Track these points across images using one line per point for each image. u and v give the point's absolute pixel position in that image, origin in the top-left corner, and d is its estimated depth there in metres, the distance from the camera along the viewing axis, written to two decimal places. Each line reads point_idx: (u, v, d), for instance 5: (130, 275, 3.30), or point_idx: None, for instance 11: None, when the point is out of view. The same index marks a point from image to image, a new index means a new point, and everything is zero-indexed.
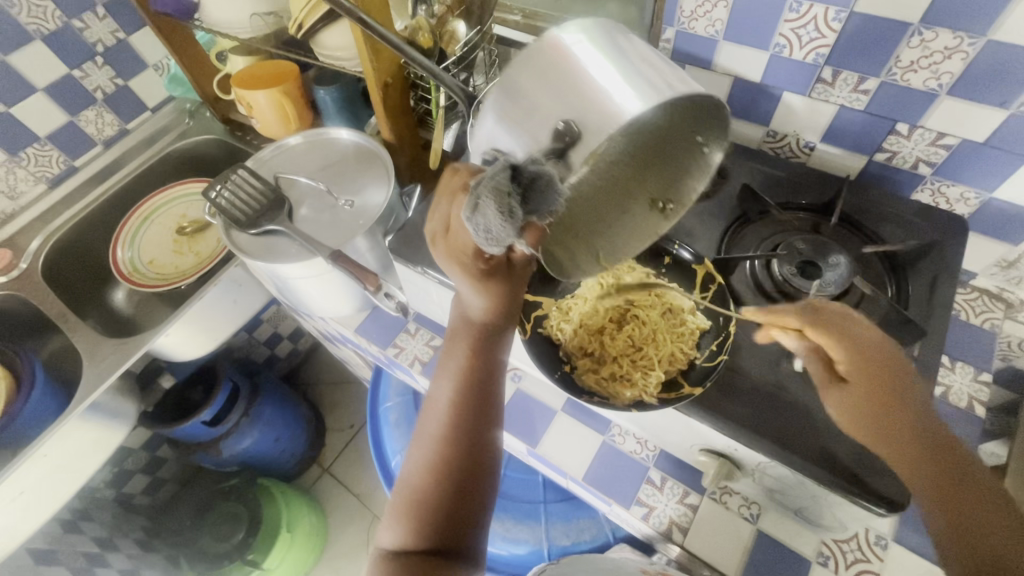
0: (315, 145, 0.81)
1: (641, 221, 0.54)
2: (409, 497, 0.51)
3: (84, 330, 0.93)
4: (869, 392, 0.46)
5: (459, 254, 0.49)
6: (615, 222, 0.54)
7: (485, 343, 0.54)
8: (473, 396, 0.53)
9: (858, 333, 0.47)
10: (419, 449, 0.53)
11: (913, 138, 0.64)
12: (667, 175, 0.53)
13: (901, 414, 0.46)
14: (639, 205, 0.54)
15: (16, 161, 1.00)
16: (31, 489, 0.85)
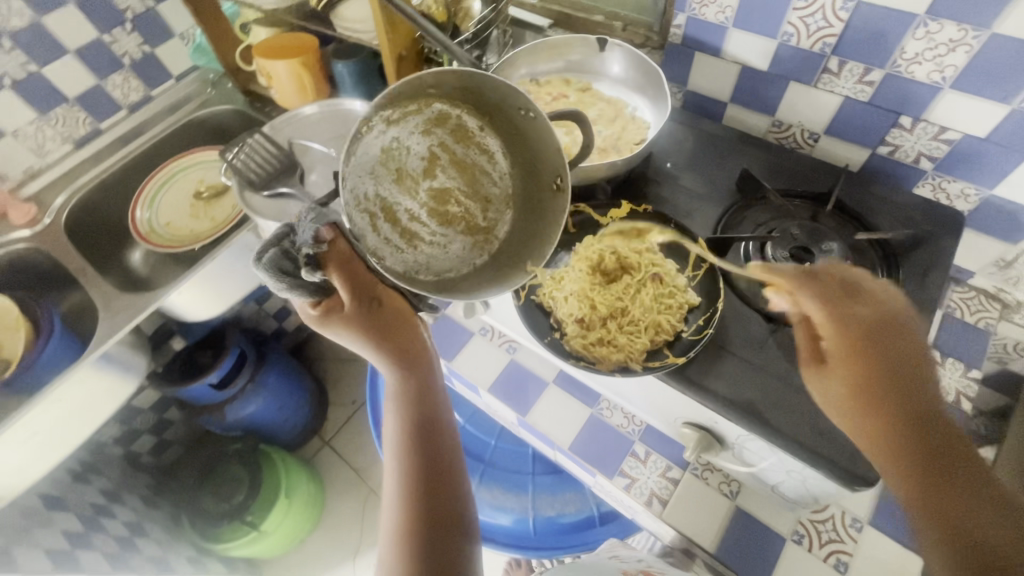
0: (330, 115, 0.84)
1: (555, 210, 0.55)
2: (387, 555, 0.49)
3: (101, 284, 0.96)
4: (851, 371, 0.46)
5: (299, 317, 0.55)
6: (543, 229, 0.56)
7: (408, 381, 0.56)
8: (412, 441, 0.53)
9: (845, 312, 0.48)
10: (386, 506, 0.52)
11: (916, 131, 0.64)
12: (542, 160, 0.55)
13: (882, 389, 0.45)
14: (546, 200, 0.56)
15: (45, 120, 1.03)
16: (45, 430, 0.89)
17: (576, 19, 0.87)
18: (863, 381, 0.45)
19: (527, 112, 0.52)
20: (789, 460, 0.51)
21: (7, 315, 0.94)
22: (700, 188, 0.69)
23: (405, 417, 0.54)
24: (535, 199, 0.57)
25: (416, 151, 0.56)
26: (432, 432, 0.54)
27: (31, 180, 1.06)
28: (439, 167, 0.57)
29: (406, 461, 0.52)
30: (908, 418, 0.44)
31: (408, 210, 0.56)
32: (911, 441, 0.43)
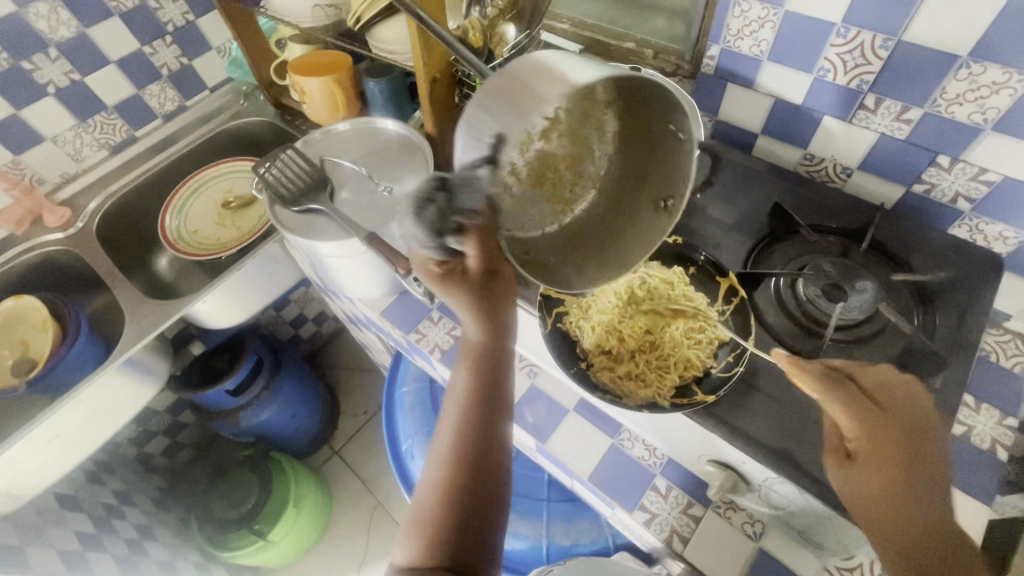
0: (361, 132, 0.85)
1: (649, 225, 0.53)
2: (420, 513, 0.50)
3: (128, 289, 0.98)
4: (880, 474, 0.44)
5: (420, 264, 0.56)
6: (626, 234, 0.54)
7: (489, 362, 0.56)
8: (483, 409, 0.54)
9: (884, 414, 0.45)
10: (431, 463, 0.53)
11: (954, 171, 0.63)
12: (661, 173, 0.51)
13: (908, 492, 0.43)
14: (645, 209, 0.53)
15: (84, 127, 1.06)
16: (67, 432, 0.90)
17: (607, 46, 0.88)
18: (891, 488, 0.43)
19: (676, 129, 0.46)
20: (818, 506, 0.50)
21: (36, 316, 0.96)
22: (730, 218, 0.69)
23: (478, 385, 0.55)
24: (637, 195, 0.54)
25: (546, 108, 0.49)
26: (502, 406, 0.56)
27: (67, 184, 1.09)
28: (558, 132, 0.51)
29: (475, 428, 0.53)
30: (915, 522, 0.43)
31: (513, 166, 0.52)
32: (933, 555, 0.42)
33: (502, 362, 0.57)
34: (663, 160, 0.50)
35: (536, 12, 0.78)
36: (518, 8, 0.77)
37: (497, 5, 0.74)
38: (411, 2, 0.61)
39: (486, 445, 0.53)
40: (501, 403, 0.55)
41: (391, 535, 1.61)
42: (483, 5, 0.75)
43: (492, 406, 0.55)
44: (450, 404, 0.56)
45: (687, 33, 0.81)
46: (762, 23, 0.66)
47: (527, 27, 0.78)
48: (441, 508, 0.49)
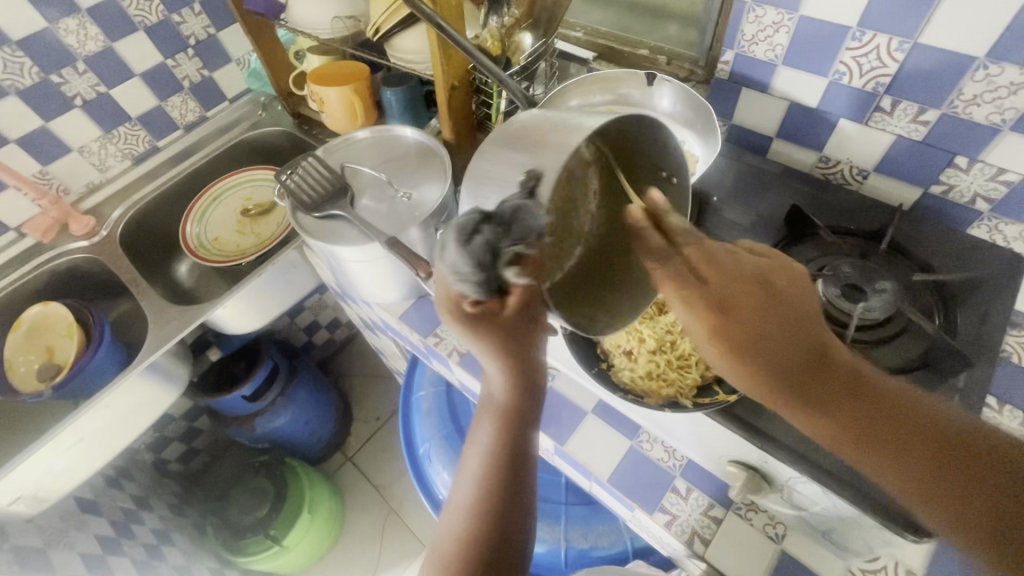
0: (380, 140, 0.87)
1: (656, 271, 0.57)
2: (438, 566, 0.48)
3: (151, 295, 1.00)
4: (729, 320, 0.49)
5: (449, 304, 0.50)
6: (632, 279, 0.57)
7: (512, 419, 0.53)
8: (507, 462, 0.52)
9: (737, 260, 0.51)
10: (448, 518, 0.51)
11: (972, 172, 0.63)
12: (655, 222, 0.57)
13: (766, 326, 0.48)
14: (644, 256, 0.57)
15: (108, 137, 1.09)
16: (91, 435, 0.92)
17: (621, 53, 0.90)
18: (738, 327, 0.49)
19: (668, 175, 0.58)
20: (846, 507, 0.49)
21: (62, 322, 0.98)
22: (746, 222, 0.69)
23: (501, 434, 0.53)
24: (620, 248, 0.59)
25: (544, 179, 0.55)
26: (526, 455, 0.53)
27: (91, 194, 1.12)
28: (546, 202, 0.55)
29: (497, 480, 0.51)
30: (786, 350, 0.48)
31: None
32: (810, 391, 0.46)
33: (528, 418, 0.54)
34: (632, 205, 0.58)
35: (552, 20, 0.77)
36: (535, 16, 0.78)
37: (513, 14, 0.76)
38: (430, 11, 0.63)
39: (509, 499, 0.50)
40: (525, 456, 0.53)
41: (404, 541, 1.62)
42: (500, 15, 0.76)
43: (517, 461, 0.52)
44: (468, 456, 0.54)
45: (700, 38, 0.82)
46: (777, 27, 0.67)
47: (544, 34, 0.78)
48: (463, 563, 0.48)
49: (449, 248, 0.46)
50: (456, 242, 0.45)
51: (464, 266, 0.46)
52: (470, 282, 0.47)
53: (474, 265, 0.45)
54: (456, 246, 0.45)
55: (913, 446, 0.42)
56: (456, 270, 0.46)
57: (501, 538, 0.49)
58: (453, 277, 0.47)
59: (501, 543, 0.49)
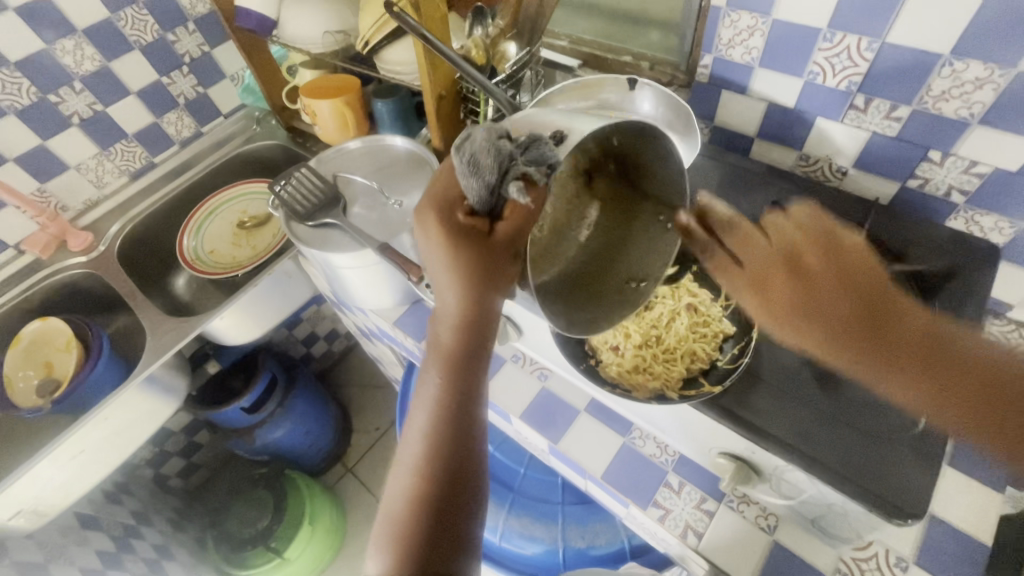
0: (371, 149, 0.89)
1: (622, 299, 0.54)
2: (385, 529, 0.46)
3: (149, 308, 1.01)
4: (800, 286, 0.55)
5: (441, 206, 0.43)
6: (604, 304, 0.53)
7: (460, 367, 0.48)
8: (456, 419, 0.48)
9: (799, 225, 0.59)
10: (397, 477, 0.48)
11: (946, 165, 0.65)
12: (635, 258, 0.56)
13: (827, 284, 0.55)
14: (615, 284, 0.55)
15: (105, 154, 1.11)
16: (91, 449, 0.93)
17: (604, 60, 0.92)
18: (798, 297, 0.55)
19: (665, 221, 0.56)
20: (830, 493, 0.50)
21: (61, 337, 0.99)
22: None
23: (453, 379, 0.48)
24: (607, 272, 0.55)
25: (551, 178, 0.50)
26: (476, 409, 0.49)
27: (89, 211, 1.14)
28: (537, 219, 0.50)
29: (447, 438, 0.48)
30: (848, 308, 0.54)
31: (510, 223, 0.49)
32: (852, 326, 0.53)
33: (480, 366, 0.49)
34: (638, 247, 0.56)
35: (535, 29, 0.79)
36: (518, 26, 0.80)
37: (498, 24, 0.79)
38: (415, 23, 0.65)
39: (456, 450, 0.48)
40: (475, 408, 0.49)
41: None
42: (485, 26, 0.78)
43: (466, 413, 0.49)
44: (417, 404, 0.50)
45: (681, 44, 0.85)
46: (751, 31, 0.69)
47: (528, 43, 0.80)
48: (407, 525, 0.46)
49: (475, 137, 0.41)
50: (486, 134, 0.41)
51: (483, 157, 0.40)
52: (478, 182, 0.40)
53: (491, 158, 0.39)
54: (484, 137, 0.41)
55: (968, 384, 0.47)
56: (471, 161, 0.40)
57: (449, 506, 0.47)
58: (465, 172, 0.40)
59: (449, 510, 0.46)
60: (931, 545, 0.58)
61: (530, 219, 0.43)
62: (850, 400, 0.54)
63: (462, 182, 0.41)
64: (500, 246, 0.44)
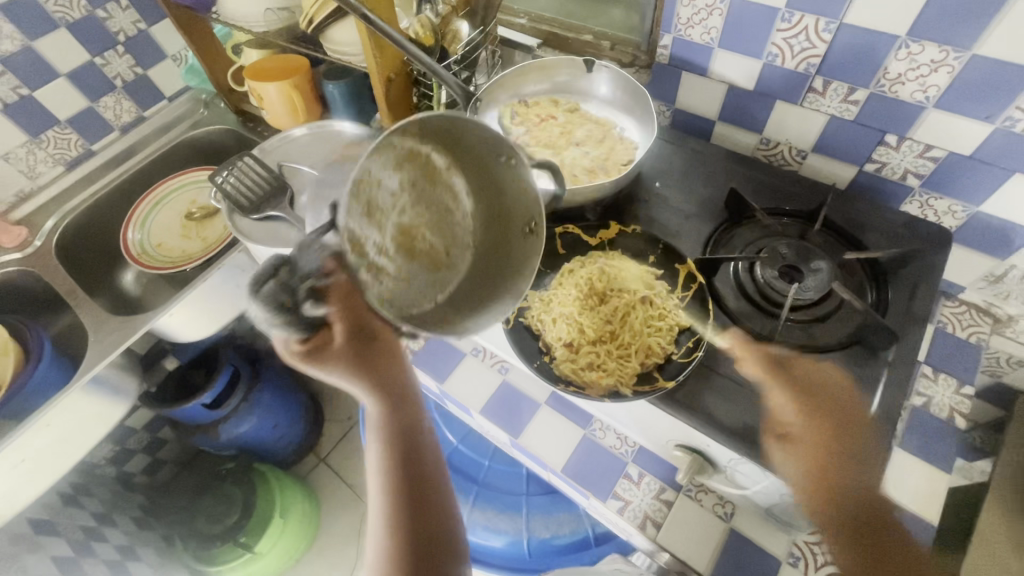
0: (320, 136, 0.84)
1: (528, 249, 0.55)
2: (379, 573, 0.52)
3: (90, 307, 0.96)
4: (814, 454, 0.48)
5: (311, 348, 0.56)
6: (515, 260, 0.55)
7: (381, 394, 0.59)
8: (400, 448, 0.58)
9: (811, 393, 0.51)
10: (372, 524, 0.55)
11: (902, 149, 0.65)
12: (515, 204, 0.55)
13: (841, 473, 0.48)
14: (515, 238, 0.56)
15: (36, 142, 1.03)
16: (34, 457, 0.87)
17: (565, 40, 0.88)
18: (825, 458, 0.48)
19: (506, 158, 0.52)
20: (782, 484, 0.50)
21: None
22: (690, 206, 0.69)
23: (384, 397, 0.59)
24: (505, 232, 0.56)
25: (388, 186, 0.52)
26: (411, 423, 0.60)
27: (23, 203, 1.06)
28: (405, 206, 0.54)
29: (393, 463, 0.57)
30: (852, 490, 0.47)
31: (376, 244, 0.53)
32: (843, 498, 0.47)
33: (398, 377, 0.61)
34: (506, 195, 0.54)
35: (489, 8, 0.76)
36: (471, 4, 0.76)
37: (450, 1, 0.74)
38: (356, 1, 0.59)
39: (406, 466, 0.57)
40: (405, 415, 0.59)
41: None
42: (434, 4, 0.74)
43: (406, 437, 0.59)
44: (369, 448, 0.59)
45: (641, 23, 0.82)
46: (710, 10, 0.67)
47: (481, 24, 0.77)
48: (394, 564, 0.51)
49: (261, 299, 0.48)
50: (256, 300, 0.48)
51: (262, 308, 0.49)
52: (280, 324, 0.51)
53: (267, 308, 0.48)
54: (257, 300, 0.48)
55: None
56: (268, 308, 0.49)
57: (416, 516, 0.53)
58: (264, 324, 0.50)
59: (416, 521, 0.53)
60: None
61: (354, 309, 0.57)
62: None
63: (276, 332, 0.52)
64: (354, 329, 0.59)
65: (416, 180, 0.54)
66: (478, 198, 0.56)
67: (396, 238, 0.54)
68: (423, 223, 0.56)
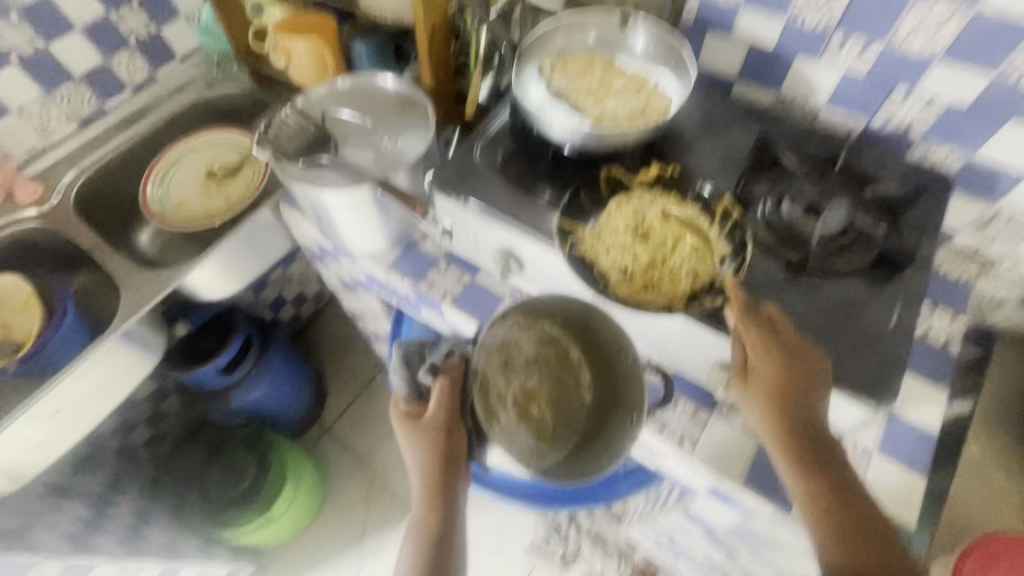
0: (359, 88, 0.85)
1: (620, 432, 0.61)
2: None
3: (119, 262, 0.96)
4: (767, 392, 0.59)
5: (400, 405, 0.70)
6: (613, 440, 0.61)
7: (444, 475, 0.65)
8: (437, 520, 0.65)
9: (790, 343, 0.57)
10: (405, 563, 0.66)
11: (909, 101, 0.72)
12: (625, 388, 0.63)
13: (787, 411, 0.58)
14: (617, 423, 0.61)
15: (50, 98, 1.02)
16: (70, 407, 0.88)
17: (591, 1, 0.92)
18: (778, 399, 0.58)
19: (627, 351, 0.61)
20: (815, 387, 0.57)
21: (19, 295, 0.94)
22: (719, 154, 0.74)
23: (433, 480, 0.65)
24: (613, 417, 0.62)
25: (525, 350, 0.64)
26: (454, 503, 0.66)
27: (36, 160, 1.05)
28: (536, 372, 0.64)
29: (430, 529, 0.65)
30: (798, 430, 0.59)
31: (500, 391, 0.63)
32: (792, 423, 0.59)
33: (455, 471, 0.66)
34: (623, 383, 0.63)
35: None
36: None
37: None
38: None
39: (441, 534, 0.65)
40: (456, 492, 0.66)
41: (391, 504, 1.63)
42: None
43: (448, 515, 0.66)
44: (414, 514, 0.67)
45: None
46: None
47: None
48: None
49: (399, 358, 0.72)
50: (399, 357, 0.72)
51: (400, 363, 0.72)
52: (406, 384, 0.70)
53: (398, 364, 0.71)
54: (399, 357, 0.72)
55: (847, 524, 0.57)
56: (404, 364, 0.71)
57: None
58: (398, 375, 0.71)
59: None
60: (891, 435, 0.68)
61: (448, 398, 0.66)
62: (824, 300, 0.61)
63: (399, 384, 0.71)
64: (432, 419, 0.65)
65: (549, 359, 0.64)
66: (599, 387, 0.64)
67: (519, 396, 0.63)
68: (547, 391, 0.64)
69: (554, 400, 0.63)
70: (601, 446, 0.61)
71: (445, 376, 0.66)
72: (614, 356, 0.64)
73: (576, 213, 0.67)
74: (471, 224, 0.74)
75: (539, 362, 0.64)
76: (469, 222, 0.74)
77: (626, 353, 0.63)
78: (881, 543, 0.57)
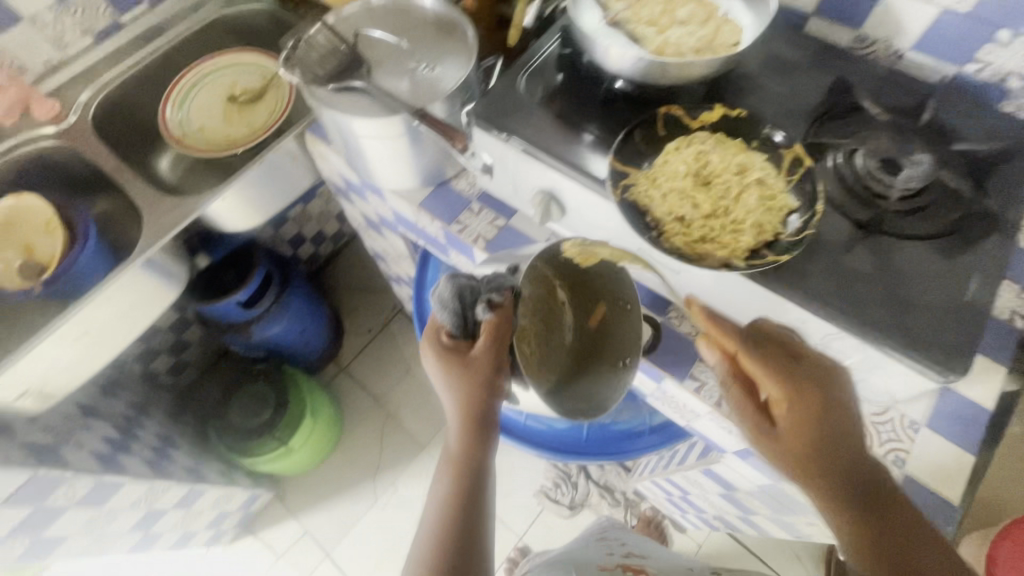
0: (394, 8, 0.78)
1: (607, 371, 0.68)
2: (429, 544, 0.63)
3: (141, 187, 0.93)
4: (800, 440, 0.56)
5: (437, 340, 0.66)
6: (600, 378, 0.68)
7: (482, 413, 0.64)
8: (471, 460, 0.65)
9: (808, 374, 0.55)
10: (435, 501, 0.66)
11: (1012, 47, 0.64)
12: (615, 333, 0.68)
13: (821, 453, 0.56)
14: (603, 364, 0.68)
15: (63, 6, 0.95)
16: (96, 330, 0.88)
17: None
18: (814, 435, 0.56)
19: (625, 302, 0.68)
20: (877, 355, 0.53)
21: (41, 216, 0.92)
22: (788, 99, 0.67)
23: (471, 416, 0.64)
24: (597, 354, 0.69)
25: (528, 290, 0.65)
26: (488, 441, 0.66)
27: (51, 75, 0.99)
28: (531, 311, 0.66)
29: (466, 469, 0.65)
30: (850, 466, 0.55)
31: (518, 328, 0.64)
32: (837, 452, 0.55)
33: (491, 412, 0.65)
34: (609, 324, 0.69)
35: None
36: None
37: None
38: None
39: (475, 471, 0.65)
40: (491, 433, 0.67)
41: (406, 445, 1.66)
42: None
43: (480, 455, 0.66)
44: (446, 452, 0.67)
45: None
46: None
47: None
48: (447, 539, 0.62)
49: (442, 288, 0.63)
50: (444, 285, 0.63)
51: (443, 293, 0.63)
52: (448, 315, 0.63)
53: (444, 295, 0.62)
54: (443, 285, 0.63)
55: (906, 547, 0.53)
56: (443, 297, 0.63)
57: (467, 513, 0.64)
58: (439, 307, 0.64)
59: (464, 519, 0.63)
60: (941, 412, 0.65)
61: (498, 337, 0.61)
62: (898, 265, 0.55)
63: (440, 314, 0.64)
64: (476, 357, 0.62)
65: (542, 299, 0.68)
66: (580, 327, 0.70)
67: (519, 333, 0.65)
68: (535, 328, 0.67)
69: (542, 333, 0.68)
70: (589, 380, 0.68)
71: (499, 314, 0.60)
72: (600, 298, 0.70)
73: (629, 155, 0.61)
74: (510, 162, 0.69)
75: (535, 303, 0.67)
76: (508, 160, 0.68)
77: (622, 294, 0.68)
78: (932, 552, 0.53)
